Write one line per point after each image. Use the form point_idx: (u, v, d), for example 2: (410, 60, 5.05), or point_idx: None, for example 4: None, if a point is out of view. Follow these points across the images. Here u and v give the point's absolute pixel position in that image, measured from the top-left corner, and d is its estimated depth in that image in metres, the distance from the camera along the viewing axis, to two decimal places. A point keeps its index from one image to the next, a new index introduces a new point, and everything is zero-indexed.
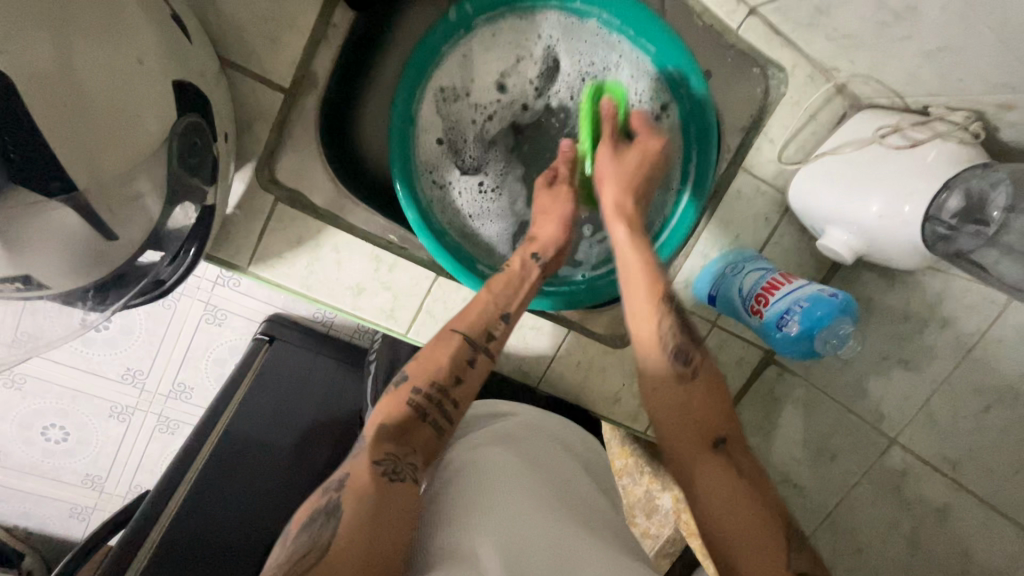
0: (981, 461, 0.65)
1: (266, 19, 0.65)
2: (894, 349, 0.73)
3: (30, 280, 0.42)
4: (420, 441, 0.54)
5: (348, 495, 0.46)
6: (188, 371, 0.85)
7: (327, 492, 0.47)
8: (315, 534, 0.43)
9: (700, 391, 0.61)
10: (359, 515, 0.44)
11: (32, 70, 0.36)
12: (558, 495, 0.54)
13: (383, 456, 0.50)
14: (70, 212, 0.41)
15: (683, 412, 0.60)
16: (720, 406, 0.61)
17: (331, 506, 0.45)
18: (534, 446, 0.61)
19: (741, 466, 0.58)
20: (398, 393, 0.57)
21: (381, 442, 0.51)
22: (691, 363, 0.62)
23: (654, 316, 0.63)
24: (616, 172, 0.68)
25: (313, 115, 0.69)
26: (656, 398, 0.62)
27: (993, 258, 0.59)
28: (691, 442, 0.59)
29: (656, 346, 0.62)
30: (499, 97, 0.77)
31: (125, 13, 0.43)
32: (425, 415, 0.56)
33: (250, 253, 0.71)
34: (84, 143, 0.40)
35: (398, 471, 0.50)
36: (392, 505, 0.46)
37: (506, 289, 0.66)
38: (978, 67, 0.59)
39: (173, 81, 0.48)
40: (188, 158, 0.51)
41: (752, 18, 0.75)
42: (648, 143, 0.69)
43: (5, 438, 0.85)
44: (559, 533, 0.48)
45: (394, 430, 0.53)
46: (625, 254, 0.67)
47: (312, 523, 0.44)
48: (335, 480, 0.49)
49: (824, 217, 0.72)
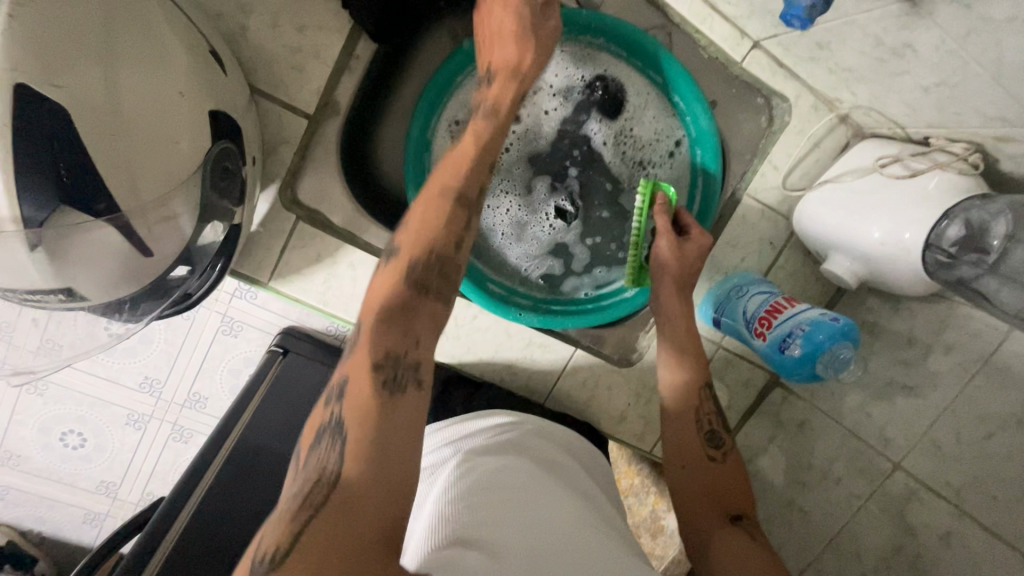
0: (986, 487, 0.65)
1: (294, 50, 0.69)
2: (898, 374, 0.74)
3: (72, 293, 0.45)
4: (424, 322, 0.52)
5: (353, 409, 0.45)
6: (203, 382, 0.88)
7: (330, 404, 0.46)
8: (324, 458, 0.43)
9: (728, 470, 0.65)
10: (365, 434, 0.44)
11: (85, 104, 0.40)
12: (577, 499, 0.57)
13: (382, 359, 0.47)
14: (112, 231, 0.44)
15: (710, 485, 0.64)
16: (743, 489, 0.64)
17: (336, 423, 0.45)
18: (547, 456, 0.63)
19: (760, 540, 0.59)
20: (388, 279, 0.53)
21: (381, 338, 0.48)
22: (722, 446, 0.66)
23: (694, 401, 0.68)
24: (677, 267, 0.71)
25: (334, 140, 0.73)
26: (686, 466, 0.65)
27: (994, 287, 0.60)
28: (710, 517, 0.62)
29: (693, 425, 0.67)
30: (514, 129, 0.79)
31: (170, 48, 0.47)
32: (423, 291, 0.53)
33: (272, 268, 0.73)
34: (130, 169, 0.44)
35: (398, 377, 0.47)
36: (399, 416, 0.45)
37: (474, 160, 0.61)
38: (974, 102, 0.61)
39: (211, 111, 0.51)
40: (219, 181, 0.53)
41: (755, 52, 0.79)
42: (702, 240, 0.72)
43: (27, 443, 0.89)
44: (581, 536, 0.52)
45: (392, 314, 0.50)
46: (677, 336, 0.71)
47: (320, 442, 0.44)
48: (337, 385, 0.47)
49: (828, 243, 0.75)
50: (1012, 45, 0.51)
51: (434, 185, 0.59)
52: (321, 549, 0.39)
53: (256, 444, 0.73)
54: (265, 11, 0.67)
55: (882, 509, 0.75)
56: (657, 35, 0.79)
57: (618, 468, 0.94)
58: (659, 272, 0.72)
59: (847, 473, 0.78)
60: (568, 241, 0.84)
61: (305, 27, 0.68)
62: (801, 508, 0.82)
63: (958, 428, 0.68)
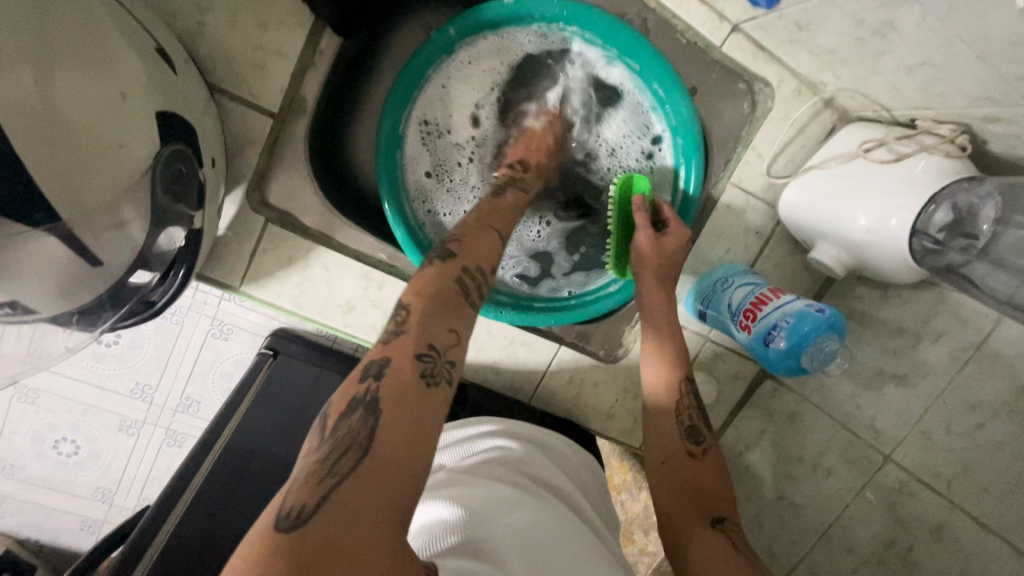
0: (976, 477, 0.64)
1: (254, 47, 0.66)
2: (888, 363, 0.72)
3: (18, 306, 0.44)
4: (465, 322, 0.51)
5: (391, 386, 0.41)
6: (195, 386, 0.86)
7: (367, 380, 0.42)
8: (355, 428, 0.39)
9: (707, 468, 0.62)
10: (402, 410, 0.40)
11: (21, 110, 0.38)
12: (567, 511, 0.56)
13: (426, 347, 0.45)
14: (53, 241, 0.42)
15: (689, 483, 0.61)
16: (725, 489, 0.61)
17: (370, 398, 0.40)
18: (538, 466, 0.61)
19: (741, 545, 0.55)
20: (437, 273, 0.53)
21: (428, 326, 0.46)
22: (702, 441, 0.64)
23: (674, 395, 0.66)
24: (656, 257, 0.71)
25: (301, 139, 0.71)
26: (668, 464, 0.63)
27: (983, 271, 0.58)
28: (689, 514, 0.59)
29: (671, 423, 0.65)
30: (477, 130, 0.82)
31: (112, 49, 0.45)
32: (467, 295, 0.53)
33: (242, 272, 0.72)
34: (70, 176, 0.41)
35: (436, 372, 0.44)
36: (433, 413, 0.42)
37: (503, 212, 0.66)
38: (960, 82, 0.58)
39: (157, 113, 0.49)
40: (173, 185, 0.52)
41: (734, 36, 0.76)
42: (681, 231, 0.72)
43: (20, 451, 0.88)
44: (569, 549, 0.49)
45: (438, 312, 0.48)
46: (658, 324, 0.70)
47: (349, 415, 0.40)
48: (372, 362, 0.43)
49: (813, 231, 0.73)
50: (998, 24, 0.49)
51: (480, 222, 0.62)
52: (339, 525, 0.34)
53: (247, 447, 0.70)
54: (222, 6, 0.64)
55: (874, 500, 0.73)
56: (633, 21, 0.77)
57: (610, 464, 0.92)
58: (642, 266, 0.72)
59: (839, 464, 0.76)
60: (550, 249, 0.86)
61: (264, 22, 0.66)
62: (792, 502, 0.80)
63: (950, 418, 0.66)
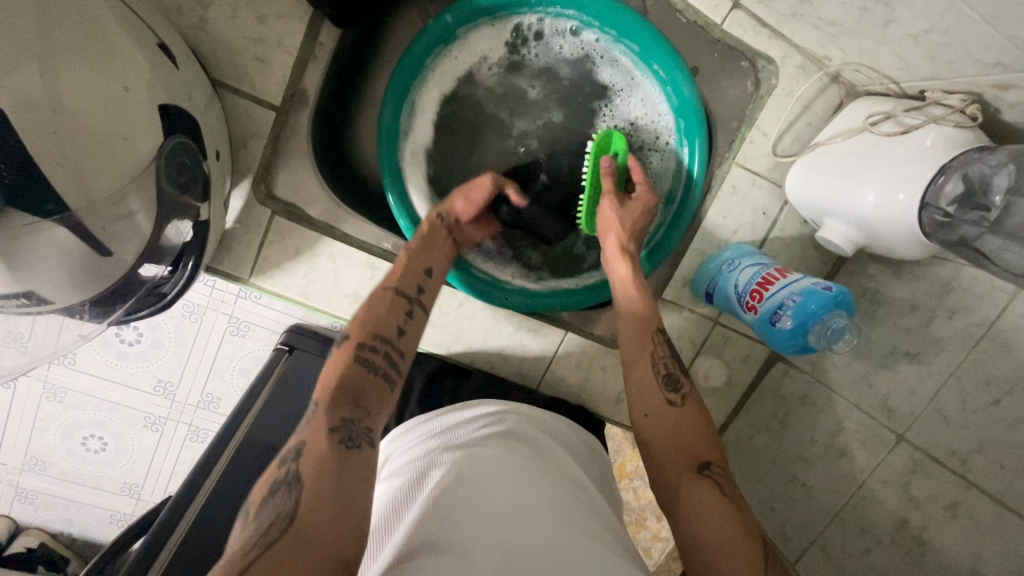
0: (993, 454, 0.60)
1: (257, 41, 0.68)
2: (900, 341, 0.70)
3: (32, 296, 0.45)
4: (374, 395, 0.54)
5: (310, 462, 0.45)
6: (215, 382, 0.88)
7: (285, 463, 0.45)
8: (279, 505, 0.42)
9: (688, 414, 0.61)
10: (324, 477, 0.44)
11: (31, 103, 0.39)
12: (568, 490, 0.56)
13: (339, 421, 0.48)
14: (64, 231, 0.44)
15: (676, 432, 0.60)
16: (706, 435, 0.60)
17: (292, 477, 0.44)
18: (538, 445, 0.61)
19: (729, 493, 0.55)
20: (341, 354, 0.56)
21: (337, 404, 0.50)
22: (680, 389, 0.63)
23: (648, 347, 0.66)
24: (620, 219, 0.72)
25: (306, 131, 0.72)
26: (650, 416, 0.62)
27: (997, 245, 0.55)
28: (678, 465, 0.58)
29: (649, 372, 0.64)
30: (468, 114, 0.81)
31: (116, 44, 0.47)
32: (377, 369, 0.56)
33: (251, 264, 0.73)
34: (78, 168, 0.43)
35: (354, 437, 0.48)
36: (355, 473, 0.46)
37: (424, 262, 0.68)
38: (968, 47, 0.56)
39: (161, 105, 0.51)
40: (177, 176, 0.53)
41: (735, 13, 0.75)
42: (646, 195, 0.74)
43: (50, 447, 0.91)
44: (559, 530, 0.49)
45: (346, 390, 0.52)
46: (621, 285, 0.71)
47: (273, 494, 0.43)
48: (290, 448, 0.47)
49: (820, 210, 0.72)
50: None
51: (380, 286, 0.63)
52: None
53: (263, 441, 0.70)
54: (224, 2, 0.66)
55: (885, 480, 0.70)
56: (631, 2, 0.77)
57: (622, 452, 0.92)
58: (606, 230, 0.73)
59: (853, 446, 0.75)
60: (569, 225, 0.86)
61: (265, 15, 0.67)
62: (805, 484, 0.80)
63: (965, 394, 0.63)
